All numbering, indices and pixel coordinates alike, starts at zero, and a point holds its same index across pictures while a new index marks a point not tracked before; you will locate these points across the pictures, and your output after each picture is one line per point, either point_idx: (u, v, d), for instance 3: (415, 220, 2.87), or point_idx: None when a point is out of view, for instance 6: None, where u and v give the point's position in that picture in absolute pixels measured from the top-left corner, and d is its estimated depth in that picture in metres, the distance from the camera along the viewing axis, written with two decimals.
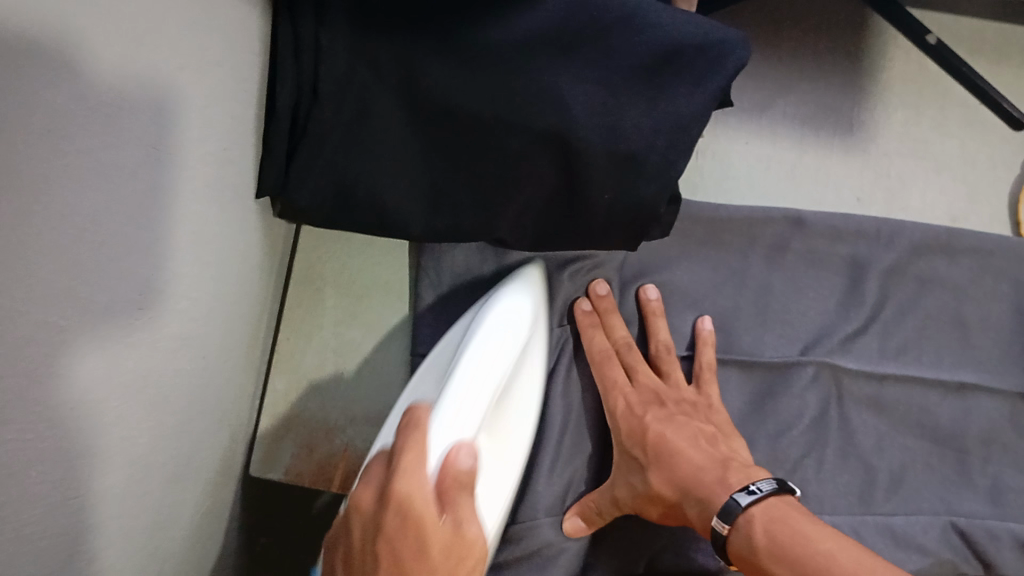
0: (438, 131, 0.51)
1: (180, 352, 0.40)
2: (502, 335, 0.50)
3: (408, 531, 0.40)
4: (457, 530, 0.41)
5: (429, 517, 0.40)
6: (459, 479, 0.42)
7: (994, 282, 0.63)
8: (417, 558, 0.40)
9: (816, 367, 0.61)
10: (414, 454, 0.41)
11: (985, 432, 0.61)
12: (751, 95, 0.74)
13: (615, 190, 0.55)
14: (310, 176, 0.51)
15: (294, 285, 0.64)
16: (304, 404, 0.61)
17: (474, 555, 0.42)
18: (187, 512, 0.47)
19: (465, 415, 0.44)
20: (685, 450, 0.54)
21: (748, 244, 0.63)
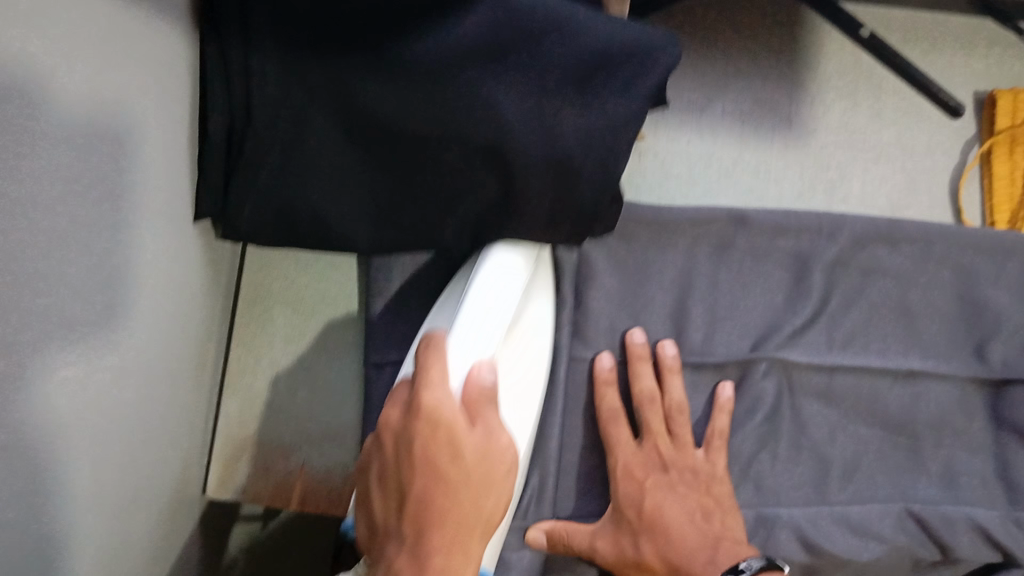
0: (376, 152, 0.50)
1: (127, 377, 0.40)
2: (508, 292, 0.52)
3: (437, 435, 0.43)
4: (489, 437, 0.45)
5: (456, 418, 0.44)
6: (483, 394, 0.46)
7: (939, 269, 0.63)
8: (451, 459, 0.43)
9: (767, 363, 0.61)
10: (439, 367, 0.45)
11: (936, 418, 0.62)
12: (685, 98, 0.75)
13: (555, 196, 0.53)
14: (251, 201, 0.50)
15: (242, 307, 0.65)
16: (258, 425, 0.61)
17: (504, 460, 0.45)
18: (136, 544, 0.46)
19: (477, 347, 0.48)
20: (679, 525, 0.55)
21: (694, 244, 0.62)
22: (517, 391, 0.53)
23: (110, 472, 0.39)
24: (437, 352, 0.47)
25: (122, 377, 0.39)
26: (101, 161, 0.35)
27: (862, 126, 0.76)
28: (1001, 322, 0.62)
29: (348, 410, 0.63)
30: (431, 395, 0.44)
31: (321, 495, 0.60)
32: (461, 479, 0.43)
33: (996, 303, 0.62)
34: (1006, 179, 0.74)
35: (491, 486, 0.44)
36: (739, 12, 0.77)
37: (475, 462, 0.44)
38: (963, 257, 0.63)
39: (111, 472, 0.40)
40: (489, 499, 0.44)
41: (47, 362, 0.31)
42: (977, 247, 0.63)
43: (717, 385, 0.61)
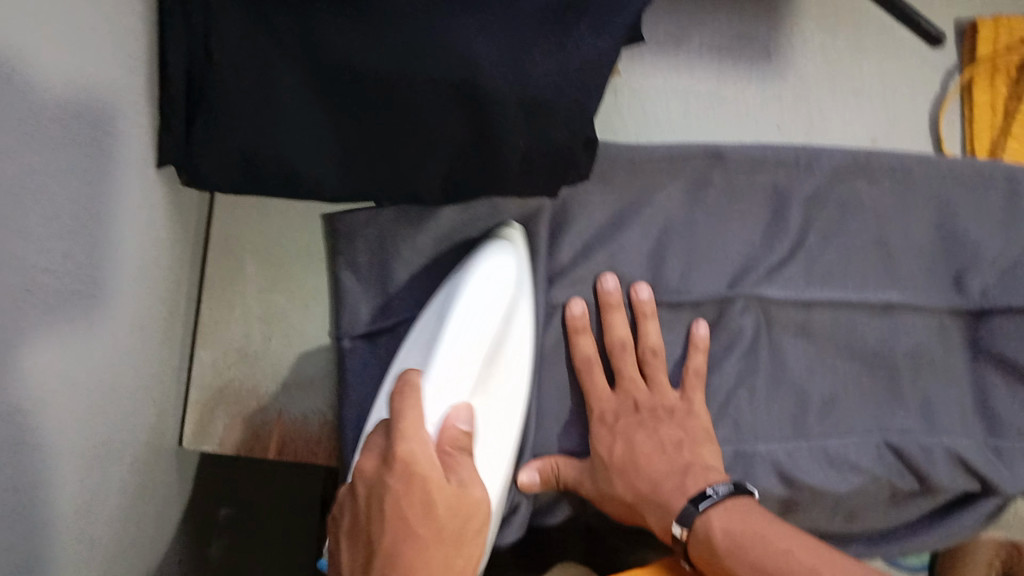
0: (343, 96, 0.48)
1: (95, 342, 0.39)
2: (485, 309, 0.52)
3: (413, 490, 0.44)
4: (464, 489, 0.46)
5: (433, 472, 0.44)
6: (459, 438, 0.47)
7: (920, 203, 0.61)
8: (425, 515, 0.44)
9: (744, 299, 0.60)
10: (414, 417, 0.46)
11: (915, 350, 0.61)
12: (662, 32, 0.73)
13: (531, 138, 0.51)
14: (216, 154, 0.48)
15: (213, 254, 0.63)
16: (233, 374, 0.61)
17: (477, 511, 0.46)
18: (112, 497, 0.45)
19: (451, 380, 0.50)
20: (649, 458, 0.56)
21: (671, 182, 0.61)
22: (500, 404, 0.53)
23: (80, 431, 0.38)
24: (411, 398, 0.47)
25: (99, 331, 0.40)
26: (75, 123, 0.35)
27: (842, 57, 0.75)
28: (979, 253, 0.61)
29: (325, 358, 0.63)
30: (410, 446, 0.45)
31: (299, 443, 0.61)
32: (429, 540, 0.44)
33: (973, 236, 0.61)
34: (986, 106, 0.74)
35: (459, 542, 0.45)
36: None
37: (447, 521, 0.44)
38: (947, 189, 0.61)
39: (84, 432, 0.39)
40: (458, 556, 0.45)
41: (27, 325, 0.31)
42: (957, 180, 0.61)
43: (694, 322, 0.60)
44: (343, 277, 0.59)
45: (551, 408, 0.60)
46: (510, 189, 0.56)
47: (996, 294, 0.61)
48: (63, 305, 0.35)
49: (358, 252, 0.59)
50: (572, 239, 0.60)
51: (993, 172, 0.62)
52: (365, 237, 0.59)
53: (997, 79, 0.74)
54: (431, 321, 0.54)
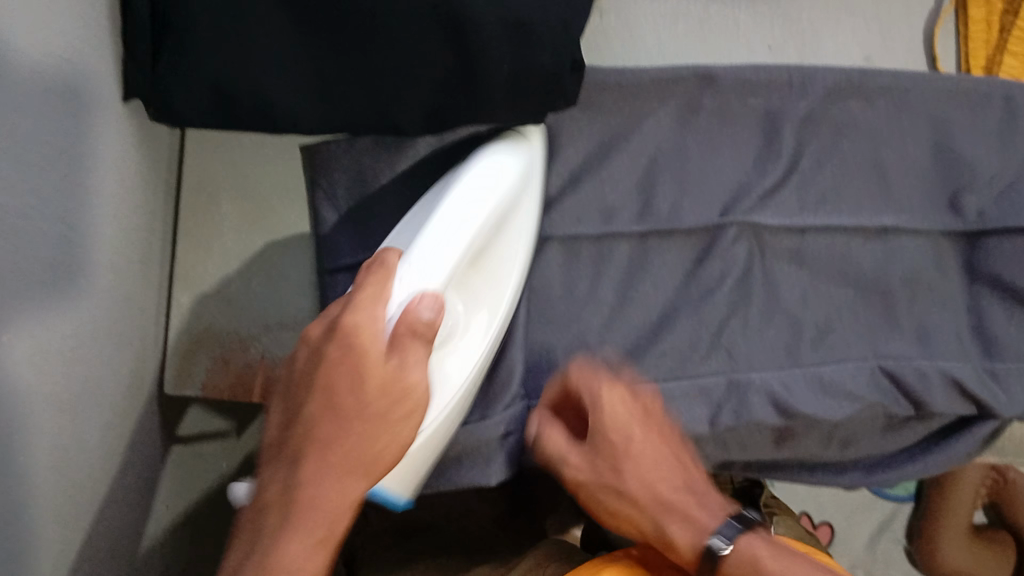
0: (317, 22, 0.47)
1: (51, 281, 0.38)
2: (473, 205, 0.50)
3: (345, 361, 0.43)
4: (401, 370, 0.44)
5: (372, 344, 0.44)
6: (412, 327, 0.44)
7: (914, 124, 0.60)
8: (350, 390, 0.43)
9: (737, 228, 0.59)
10: (371, 292, 0.45)
11: (910, 274, 0.60)
12: None
13: (513, 60, 0.50)
14: (185, 78, 0.47)
15: (187, 192, 0.61)
16: (215, 316, 0.60)
17: (410, 399, 0.44)
18: (87, 441, 0.44)
19: (429, 269, 0.47)
20: (653, 474, 0.52)
21: (659, 107, 0.59)
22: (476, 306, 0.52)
23: (44, 373, 0.37)
24: (381, 276, 0.46)
25: (67, 262, 0.40)
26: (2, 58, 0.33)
27: None
28: (975, 172, 0.60)
29: (308, 297, 0.61)
30: (358, 314, 0.44)
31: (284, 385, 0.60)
32: (353, 414, 0.43)
33: (969, 157, 0.60)
34: (982, 20, 0.72)
35: (382, 420, 0.43)
36: None
37: (376, 398, 0.43)
38: (947, 109, 0.60)
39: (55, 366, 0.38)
40: (382, 435, 0.43)
41: None
42: (959, 99, 0.60)
43: (671, 256, 0.59)
44: (322, 209, 0.58)
45: (540, 346, 0.58)
46: (498, 122, 0.54)
47: (992, 216, 0.60)
48: (26, 225, 0.35)
49: (337, 184, 0.58)
50: (560, 169, 0.59)
51: (992, 90, 0.60)
52: (343, 169, 0.58)
53: None
54: (419, 212, 0.52)
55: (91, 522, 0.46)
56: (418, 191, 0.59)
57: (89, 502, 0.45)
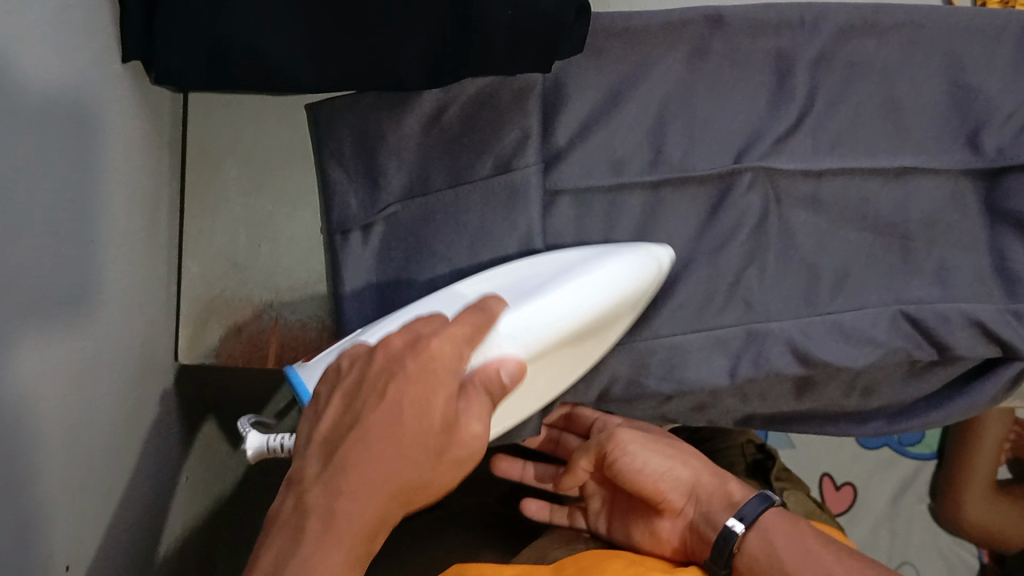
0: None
1: (37, 243, 0.37)
2: (582, 295, 0.50)
3: (421, 380, 0.40)
4: (463, 419, 0.41)
5: (447, 378, 0.40)
6: (473, 380, 0.43)
7: (932, 58, 0.58)
8: (416, 417, 0.39)
9: (751, 173, 0.58)
10: (462, 331, 0.43)
11: (929, 216, 0.58)
12: None
13: (514, 2, 0.49)
14: (179, 30, 0.47)
15: (190, 156, 0.60)
16: (225, 283, 0.60)
17: (467, 449, 0.41)
18: (88, 397, 0.45)
19: (522, 336, 0.48)
20: (639, 456, 0.61)
21: (667, 52, 0.58)
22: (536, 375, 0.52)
23: (38, 327, 0.37)
24: (481, 320, 0.45)
25: (63, 225, 0.40)
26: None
27: None
28: (991, 108, 0.57)
29: (317, 262, 0.61)
30: (438, 350, 0.41)
31: (295, 350, 0.60)
32: (397, 438, 0.39)
33: (988, 91, 0.57)
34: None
35: (421, 454, 0.39)
36: None
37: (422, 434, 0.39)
38: (961, 41, 0.58)
39: (57, 313, 0.39)
40: (430, 472, 0.40)
41: None
42: (977, 32, 0.58)
43: (684, 207, 0.59)
44: (331, 171, 0.58)
45: None
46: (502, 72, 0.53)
47: (1013, 150, 0.56)
48: (25, 169, 0.36)
49: (343, 146, 0.58)
50: (567, 122, 0.58)
51: (1006, 22, 0.58)
52: (348, 129, 0.58)
53: None
54: (530, 278, 0.53)
55: (98, 474, 0.47)
56: (426, 149, 0.58)
57: (90, 455, 0.45)
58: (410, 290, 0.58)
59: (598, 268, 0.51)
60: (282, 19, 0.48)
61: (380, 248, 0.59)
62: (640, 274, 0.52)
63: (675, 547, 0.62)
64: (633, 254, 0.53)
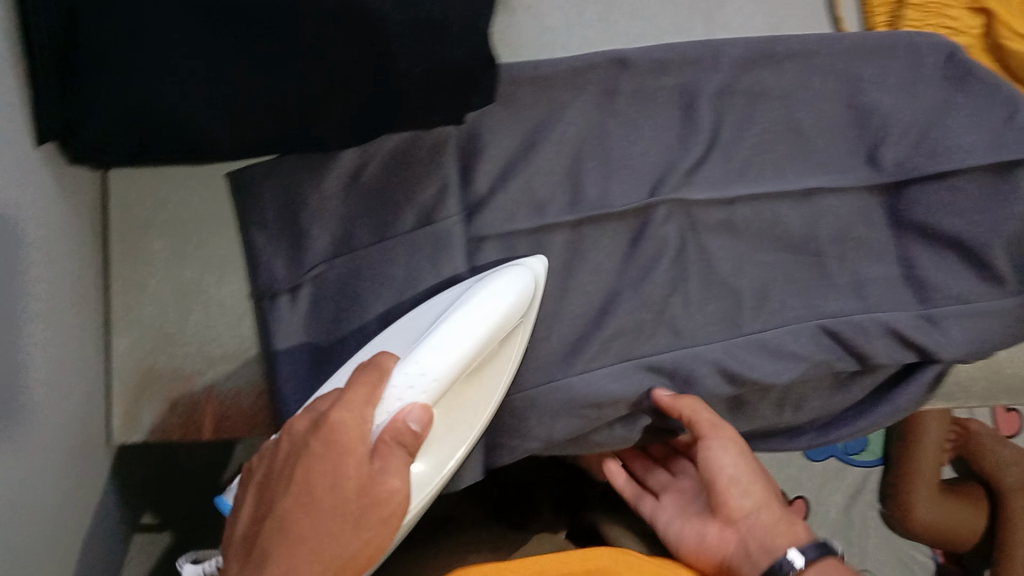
0: (235, 30, 0.47)
1: None
2: (470, 325, 0.50)
3: (331, 455, 0.45)
4: (381, 475, 0.46)
5: (356, 447, 0.46)
6: (387, 445, 0.47)
7: (827, 82, 0.61)
8: (331, 487, 0.45)
9: (666, 206, 0.60)
10: (363, 392, 0.48)
11: (839, 232, 0.60)
12: None
13: (425, 60, 0.50)
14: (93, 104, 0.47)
15: (114, 230, 0.59)
16: (157, 357, 0.59)
17: (389, 503, 0.46)
18: (24, 480, 0.44)
19: (421, 381, 0.49)
20: (724, 458, 0.56)
21: (578, 95, 0.60)
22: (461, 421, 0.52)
23: None
24: (374, 377, 0.48)
25: None
26: None
27: None
28: (889, 125, 0.60)
29: (248, 327, 0.61)
30: (344, 424, 0.46)
31: (232, 418, 0.61)
32: (320, 510, 0.45)
33: (884, 109, 0.60)
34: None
35: (347, 521, 0.45)
36: None
37: (348, 502, 0.45)
38: (853, 64, 0.60)
39: None
40: (357, 534, 0.46)
41: None
42: (868, 53, 0.60)
43: (605, 243, 0.60)
44: (253, 234, 0.58)
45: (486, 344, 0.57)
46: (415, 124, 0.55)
47: (912, 164, 0.59)
48: None
49: (264, 208, 0.58)
50: (485, 170, 0.60)
51: (894, 41, 0.60)
52: (268, 190, 0.58)
53: None
54: (429, 318, 0.54)
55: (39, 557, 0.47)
56: (348, 205, 0.59)
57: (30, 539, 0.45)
58: (346, 343, 0.59)
59: (477, 294, 0.52)
60: (197, 90, 0.48)
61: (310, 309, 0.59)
62: (519, 291, 0.53)
63: (715, 558, 0.54)
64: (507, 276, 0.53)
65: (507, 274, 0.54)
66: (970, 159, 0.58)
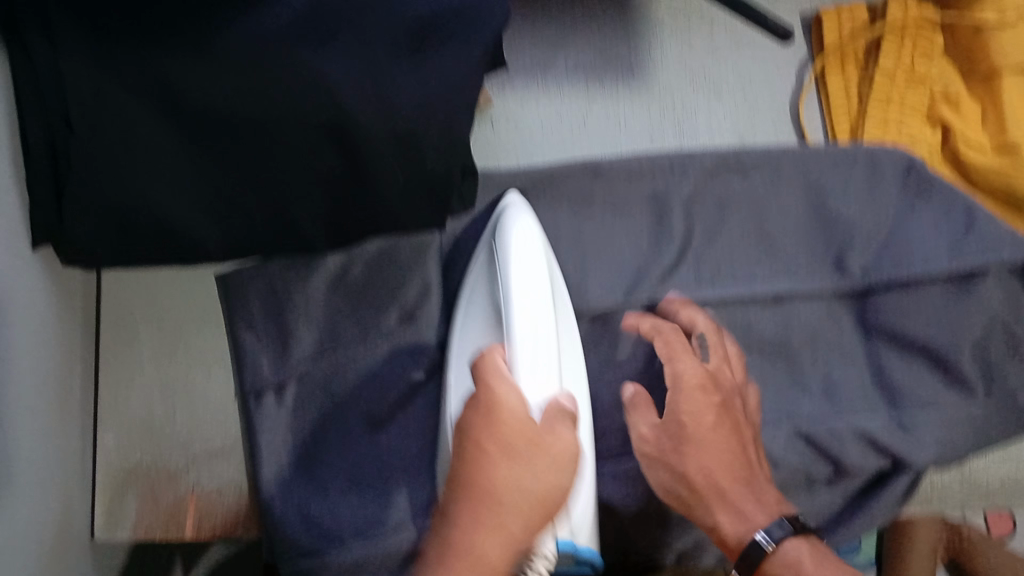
0: (207, 137, 0.48)
1: None
2: (531, 279, 0.53)
3: (489, 421, 0.47)
4: (549, 430, 0.47)
5: (513, 408, 0.47)
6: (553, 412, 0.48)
7: (790, 189, 0.64)
8: (497, 444, 0.47)
9: (642, 309, 0.61)
10: (495, 372, 0.49)
11: (811, 335, 0.62)
12: (521, 54, 0.68)
13: (405, 166, 0.53)
14: (89, 209, 0.48)
15: (105, 328, 0.61)
16: (140, 453, 0.60)
17: (561, 450, 0.47)
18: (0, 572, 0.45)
19: (540, 371, 0.49)
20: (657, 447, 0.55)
21: (553, 202, 0.63)
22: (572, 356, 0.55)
23: None
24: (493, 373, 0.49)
25: None
26: None
27: (704, 62, 0.70)
28: (852, 232, 0.62)
29: (233, 427, 0.62)
30: (498, 393, 0.48)
31: (214, 518, 0.60)
32: (500, 453, 0.47)
33: (845, 217, 0.63)
34: (841, 91, 0.69)
35: (532, 466, 0.46)
36: None
37: (518, 447, 0.47)
38: (820, 171, 0.64)
39: None
40: (536, 482, 0.46)
41: None
42: (826, 163, 0.64)
43: (586, 345, 0.61)
44: (241, 334, 0.59)
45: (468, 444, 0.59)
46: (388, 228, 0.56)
47: (877, 270, 0.61)
48: None
49: (253, 309, 0.59)
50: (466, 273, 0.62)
51: (854, 153, 0.64)
52: (256, 287, 0.59)
53: (849, 68, 0.69)
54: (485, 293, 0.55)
55: None
56: (332, 301, 0.61)
57: None
58: (326, 441, 0.59)
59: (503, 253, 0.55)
60: (190, 194, 0.49)
61: (292, 406, 0.59)
62: (530, 229, 0.56)
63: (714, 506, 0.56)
64: (510, 223, 0.56)
65: (512, 221, 0.56)
66: (931, 267, 0.60)
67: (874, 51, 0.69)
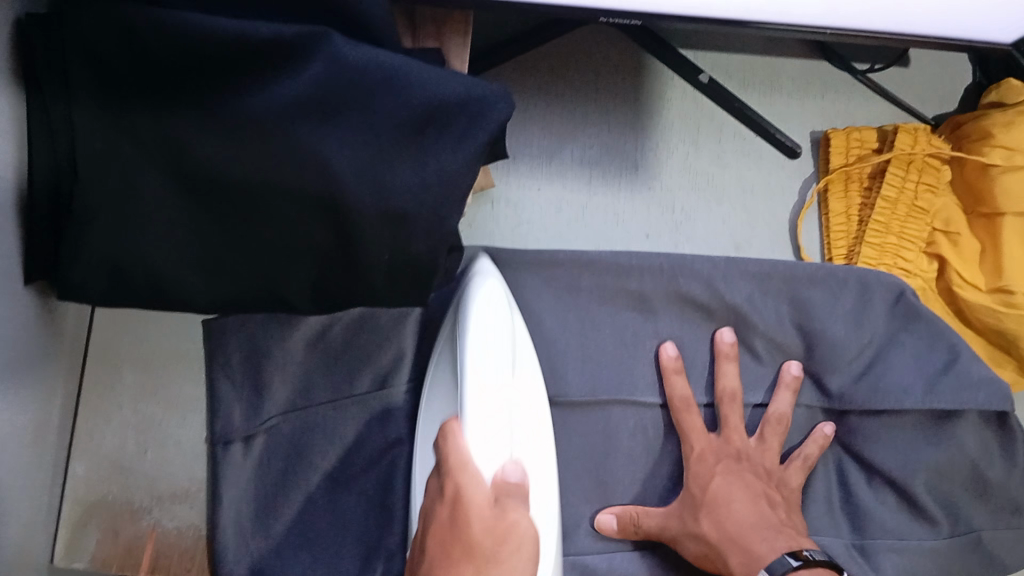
0: (206, 200, 0.47)
1: None
2: (489, 340, 0.53)
3: (455, 514, 0.47)
4: (503, 516, 0.48)
5: (475, 499, 0.48)
6: (508, 491, 0.48)
7: (777, 302, 0.63)
8: (460, 539, 0.47)
9: (619, 406, 0.62)
10: (456, 454, 0.49)
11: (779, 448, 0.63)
12: (529, 141, 0.73)
13: (392, 248, 0.50)
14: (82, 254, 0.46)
15: (90, 365, 0.64)
16: (107, 488, 0.62)
17: (520, 541, 0.47)
18: None
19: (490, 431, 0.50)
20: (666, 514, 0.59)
21: (540, 284, 0.62)
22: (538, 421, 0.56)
23: None
24: (453, 451, 0.49)
25: None
26: None
27: (705, 168, 0.76)
28: (835, 355, 0.63)
29: (201, 470, 0.63)
30: (459, 482, 0.48)
31: (172, 558, 0.61)
32: (462, 554, 0.46)
33: (831, 339, 0.62)
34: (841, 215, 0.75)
35: (499, 567, 0.46)
36: (578, 56, 0.76)
37: (483, 540, 0.46)
38: (801, 288, 0.62)
39: None
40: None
41: None
42: (813, 280, 0.62)
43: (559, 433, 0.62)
44: (217, 383, 0.57)
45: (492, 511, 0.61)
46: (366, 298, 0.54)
47: (855, 395, 0.62)
48: None
49: (232, 359, 0.57)
50: None
51: (846, 275, 0.63)
52: (238, 341, 0.58)
53: (851, 188, 0.75)
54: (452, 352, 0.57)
55: None
56: (311, 360, 0.61)
57: None
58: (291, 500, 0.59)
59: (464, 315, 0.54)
60: (181, 250, 0.48)
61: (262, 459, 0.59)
62: (492, 282, 0.57)
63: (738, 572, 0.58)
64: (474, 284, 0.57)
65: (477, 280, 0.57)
66: (906, 401, 0.61)
67: (877, 179, 0.74)
